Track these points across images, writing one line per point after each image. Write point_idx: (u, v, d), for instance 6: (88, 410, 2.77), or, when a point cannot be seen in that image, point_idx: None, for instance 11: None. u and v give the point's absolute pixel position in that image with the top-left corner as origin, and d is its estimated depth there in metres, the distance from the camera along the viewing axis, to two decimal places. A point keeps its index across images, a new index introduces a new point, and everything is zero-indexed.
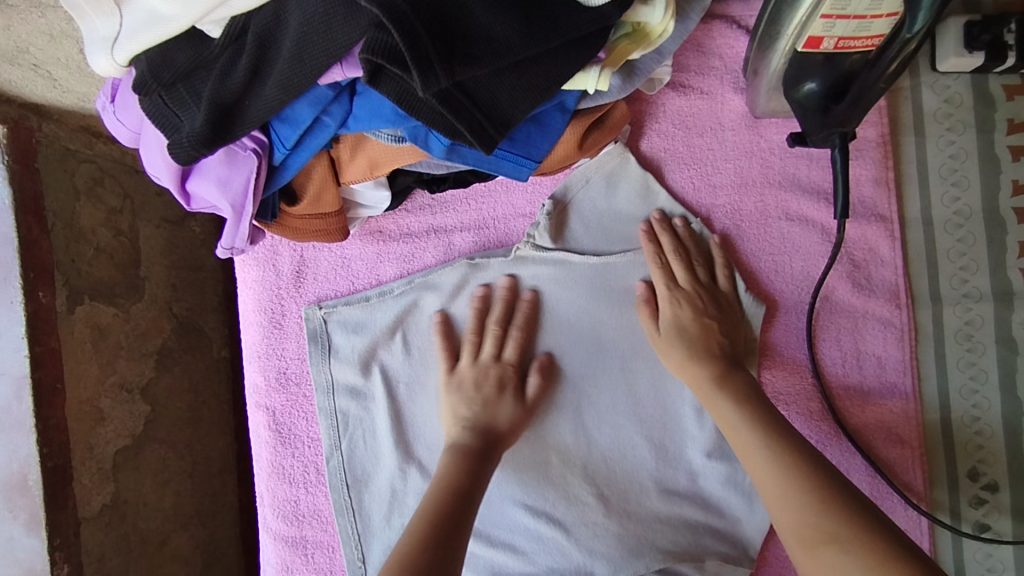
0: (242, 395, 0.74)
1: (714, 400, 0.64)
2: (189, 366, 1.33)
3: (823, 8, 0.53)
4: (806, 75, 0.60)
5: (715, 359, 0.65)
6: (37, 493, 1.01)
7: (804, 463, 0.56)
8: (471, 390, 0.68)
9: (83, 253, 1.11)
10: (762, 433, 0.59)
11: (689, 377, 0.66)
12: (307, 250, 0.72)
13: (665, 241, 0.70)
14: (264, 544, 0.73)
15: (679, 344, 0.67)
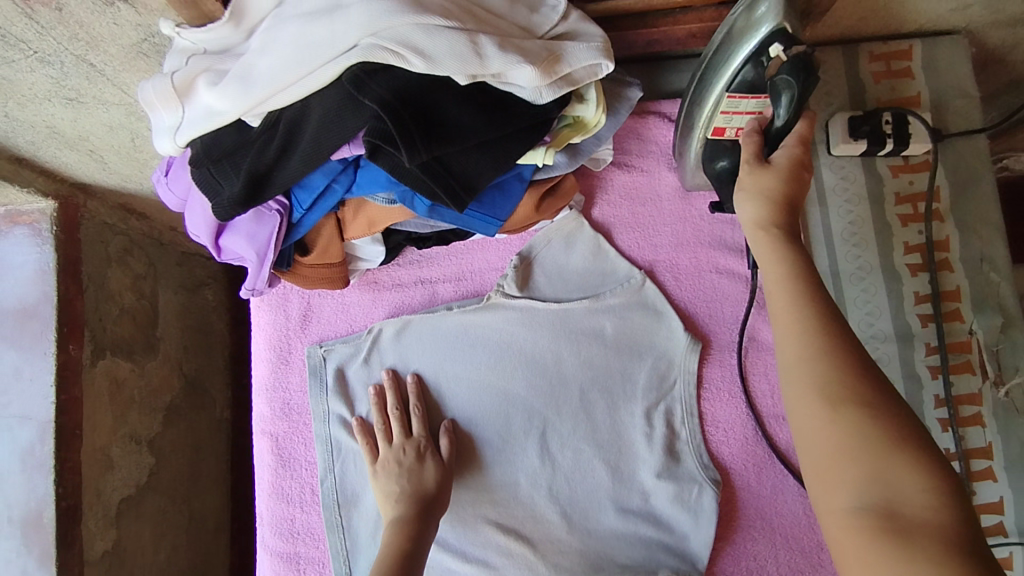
0: (250, 423, 0.85)
1: (762, 246, 0.58)
2: (194, 423, 1.56)
3: (722, 104, 0.69)
4: (715, 155, 0.75)
5: (781, 219, 0.58)
6: (50, 530, 1.09)
7: (841, 327, 0.50)
8: (394, 468, 0.78)
9: (110, 312, 1.28)
10: (800, 287, 0.53)
11: (745, 220, 0.60)
12: (313, 297, 0.86)
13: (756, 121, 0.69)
14: (261, 560, 0.82)
15: (778, 177, 0.59)
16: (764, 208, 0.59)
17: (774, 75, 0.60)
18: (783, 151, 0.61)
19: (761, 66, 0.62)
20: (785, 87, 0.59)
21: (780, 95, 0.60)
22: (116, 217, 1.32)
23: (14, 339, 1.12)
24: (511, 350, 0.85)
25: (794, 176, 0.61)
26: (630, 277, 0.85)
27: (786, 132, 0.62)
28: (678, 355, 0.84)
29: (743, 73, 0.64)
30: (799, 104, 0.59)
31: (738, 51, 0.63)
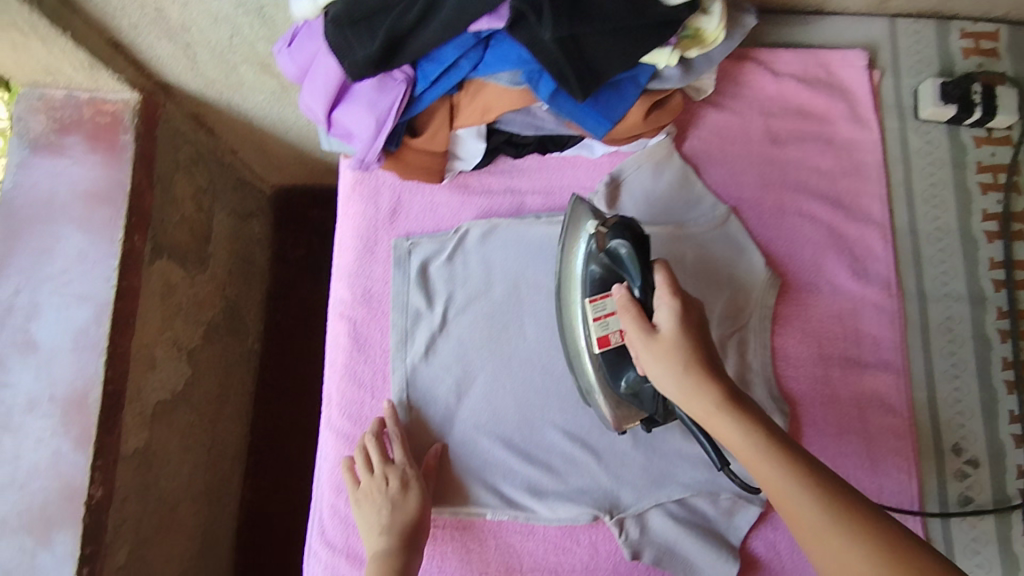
0: (328, 307, 0.86)
1: (721, 429, 0.59)
2: (226, 348, 1.56)
3: (591, 310, 0.71)
4: (612, 377, 0.72)
5: (721, 384, 0.60)
6: (93, 411, 1.07)
7: (856, 509, 0.51)
8: (377, 499, 0.76)
9: (171, 216, 1.30)
10: (796, 472, 0.54)
11: (691, 404, 0.61)
12: (404, 193, 0.87)
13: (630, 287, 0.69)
14: (324, 439, 0.84)
15: (675, 343, 0.62)
16: (688, 385, 0.61)
17: (607, 246, 0.72)
18: (665, 311, 0.64)
19: (602, 249, 0.73)
20: (621, 248, 0.69)
21: (625, 258, 0.69)
22: (187, 125, 1.34)
23: (81, 220, 1.13)
24: None
25: (684, 338, 0.63)
26: (716, 210, 0.87)
27: (647, 287, 0.67)
28: (757, 289, 0.85)
29: (589, 268, 0.74)
30: (646, 261, 0.69)
31: (581, 257, 0.75)
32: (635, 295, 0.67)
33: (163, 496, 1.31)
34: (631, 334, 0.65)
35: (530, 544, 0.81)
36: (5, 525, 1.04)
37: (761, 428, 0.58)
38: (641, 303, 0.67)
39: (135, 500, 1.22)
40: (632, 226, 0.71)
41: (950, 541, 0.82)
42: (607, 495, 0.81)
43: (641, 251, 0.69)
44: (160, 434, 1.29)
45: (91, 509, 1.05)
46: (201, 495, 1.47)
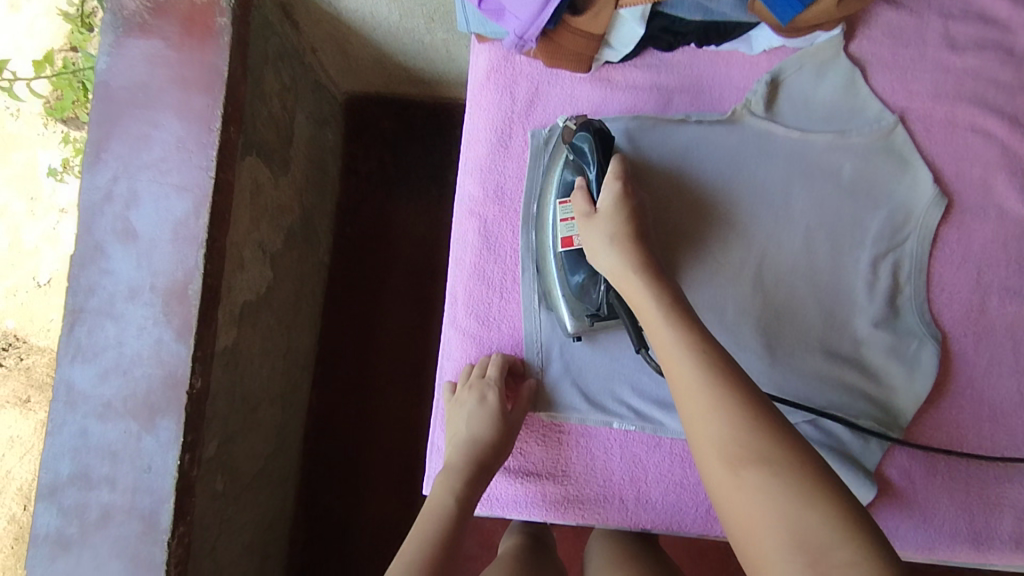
0: (456, 203, 0.82)
1: (634, 293, 0.65)
2: (301, 255, 1.53)
3: (559, 213, 0.75)
4: (569, 271, 0.74)
5: (645, 260, 0.67)
6: (194, 303, 1.06)
7: (739, 377, 0.56)
8: (462, 408, 0.76)
9: (260, 112, 1.25)
10: (689, 347, 0.59)
11: (619, 274, 0.67)
12: (542, 83, 0.81)
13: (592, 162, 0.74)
14: (449, 338, 0.81)
15: (613, 219, 0.69)
16: (622, 259, 0.67)
17: (572, 139, 0.74)
18: (607, 191, 0.70)
19: (569, 146, 0.75)
20: (584, 141, 0.72)
21: (587, 146, 0.72)
22: (277, 16, 1.28)
23: (179, 107, 1.09)
24: (740, 172, 0.80)
25: (620, 206, 0.70)
26: (884, 120, 0.79)
27: (603, 175, 0.72)
28: (919, 208, 0.79)
29: (565, 175, 0.76)
30: (605, 154, 0.73)
31: (556, 163, 0.77)
32: (590, 192, 0.73)
33: (246, 395, 1.32)
34: (578, 212, 0.73)
35: (657, 455, 0.77)
36: (111, 409, 1.04)
37: (673, 305, 0.63)
38: (592, 195, 0.72)
39: (224, 396, 1.23)
40: (597, 123, 0.73)
41: None
42: None
43: (602, 146, 0.72)
44: (245, 334, 1.28)
45: (191, 398, 1.06)
46: (276, 399, 1.49)
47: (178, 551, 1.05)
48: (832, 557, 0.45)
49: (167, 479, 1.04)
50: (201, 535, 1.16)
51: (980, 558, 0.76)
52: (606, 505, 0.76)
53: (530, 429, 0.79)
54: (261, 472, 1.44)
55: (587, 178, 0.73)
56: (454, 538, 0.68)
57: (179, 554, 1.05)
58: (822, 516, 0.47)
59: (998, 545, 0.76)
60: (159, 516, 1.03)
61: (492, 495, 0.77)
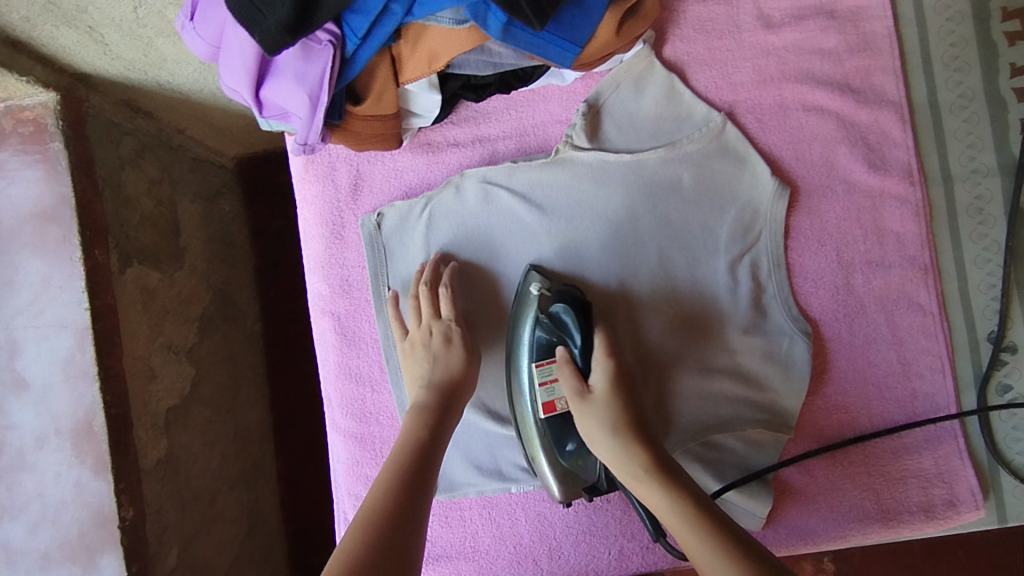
0: (308, 304, 0.79)
1: (647, 495, 0.64)
2: (224, 335, 1.49)
3: (536, 375, 0.72)
4: (559, 445, 0.72)
5: (650, 451, 0.65)
6: (102, 437, 1.04)
7: (744, 549, 0.56)
8: (420, 350, 0.73)
9: (131, 219, 1.20)
10: (690, 513, 0.60)
11: (621, 468, 0.66)
12: (362, 164, 0.78)
13: (566, 370, 0.71)
14: (333, 442, 0.79)
15: (608, 409, 0.68)
16: (620, 451, 0.66)
17: (547, 310, 0.73)
18: (598, 372, 0.70)
19: (546, 313, 0.73)
20: (561, 311, 0.71)
21: (570, 323, 0.71)
22: (122, 114, 1.22)
23: (36, 244, 1.03)
24: (581, 209, 0.78)
25: (613, 395, 0.69)
26: (713, 121, 0.77)
27: (587, 350, 0.71)
28: (764, 203, 0.77)
29: (536, 334, 0.73)
30: (589, 326, 0.72)
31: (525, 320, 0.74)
32: (578, 367, 0.71)
33: (198, 496, 1.30)
34: (569, 392, 0.71)
35: (561, 510, 0.79)
36: (50, 559, 1.03)
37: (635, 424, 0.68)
38: (583, 371, 0.71)
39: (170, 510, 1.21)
40: (573, 293, 0.73)
41: (992, 433, 0.78)
42: None
43: (583, 316, 0.72)
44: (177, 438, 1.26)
45: (126, 530, 1.04)
46: (237, 484, 1.47)
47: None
48: None
49: None
50: None
51: (895, 533, 0.77)
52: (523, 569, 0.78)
53: (431, 514, 0.79)
54: (239, 560, 1.43)
55: (569, 351, 0.72)
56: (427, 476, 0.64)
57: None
58: None
59: (908, 516, 0.77)
60: None
61: None
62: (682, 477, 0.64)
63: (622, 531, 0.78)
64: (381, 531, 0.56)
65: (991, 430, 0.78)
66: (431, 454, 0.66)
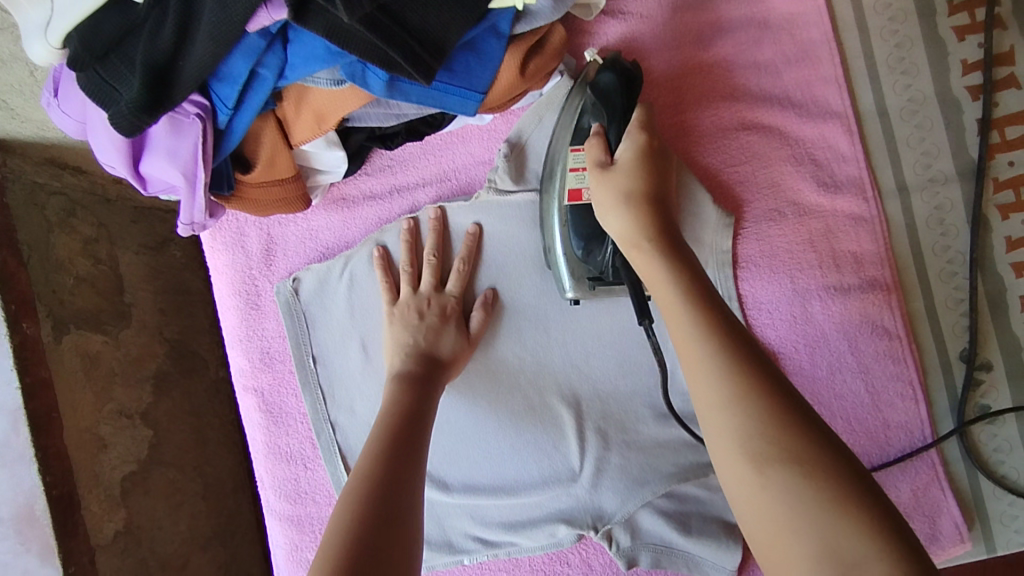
0: (229, 381, 0.74)
1: (644, 263, 0.54)
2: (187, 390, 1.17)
3: (569, 159, 0.64)
4: (573, 227, 0.64)
5: (659, 222, 0.55)
6: (47, 521, 0.89)
7: (744, 350, 0.45)
8: (412, 318, 0.68)
9: (63, 282, 0.98)
10: (696, 315, 0.48)
11: (628, 237, 0.56)
12: (273, 227, 0.72)
13: (597, 147, 0.61)
14: (270, 526, 0.74)
15: (631, 175, 0.57)
16: (631, 221, 0.56)
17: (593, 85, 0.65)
18: (626, 146, 0.60)
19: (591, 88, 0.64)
20: (609, 78, 0.63)
21: (614, 95, 0.63)
22: (46, 173, 0.99)
23: None
24: (513, 255, 0.72)
25: (646, 164, 0.59)
26: None
27: (624, 127, 0.62)
28: (708, 233, 0.71)
29: (584, 120, 0.65)
30: (628, 103, 0.63)
31: (571, 115, 0.66)
32: (608, 144, 0.61)
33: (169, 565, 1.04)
34: (591, 161, 0.60)
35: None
36: None
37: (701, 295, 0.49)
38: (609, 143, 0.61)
39: None
40: (625, 65, 0.65)
41: (975, 459, 0.72)
42: (588, 509, 0.72)
43: (627, 94, 0.64)
44: (140, 505, 1.03)
45: None
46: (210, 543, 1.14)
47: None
48: None
49: None
50: None
51: None
52: None
53: None
54: None
55: (605, 130, 0.62)
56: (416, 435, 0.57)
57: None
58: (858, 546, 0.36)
59: None
60: None
61: None
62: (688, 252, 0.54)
63: None
64: (370, 512, 0.47)
65: (973, 455, 0.72)
66: (421, 416, 0.60)
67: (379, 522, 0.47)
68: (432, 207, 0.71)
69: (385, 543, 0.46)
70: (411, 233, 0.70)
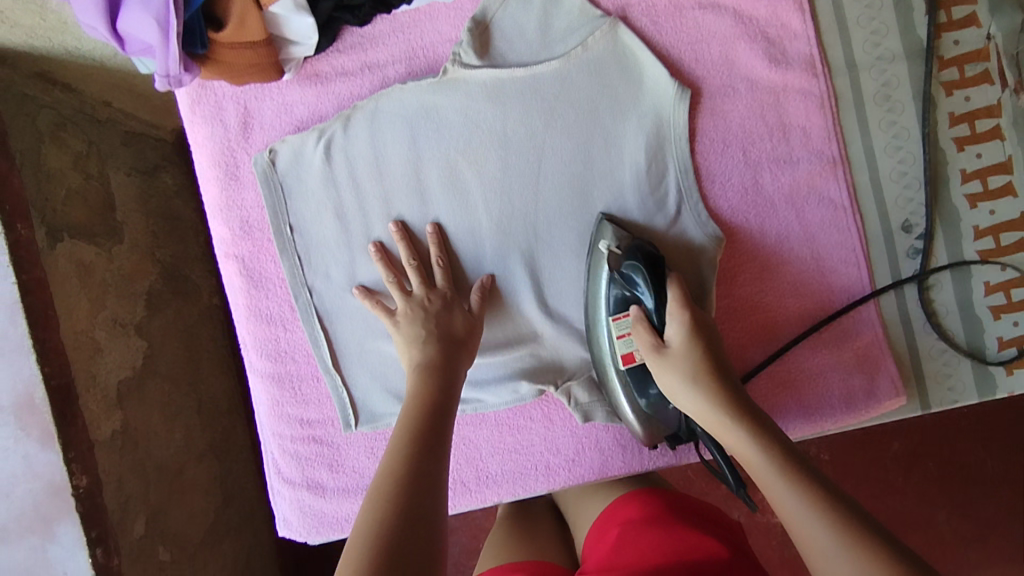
0: (211, 250, 0.78)
1: (726, 437, 0.60)
2: (180, 312, 1.24)
3: (614, 330, 0.71)
4: (638, 391, 0.71)
5: (733, 396, 0.62)
6: (47, 410, 0.90)
7: (824, 491, 0.52)
8: (420, 313, 0.72)
9: (56, 192, 1.00)
10: (778, 466, 0.55)
11: (707, 417, 0.62)
12: (250, 101, 0.76)
13: (648, 338, 0.68)
14: (253, 385, 0.79)
15: (687, 356, 0.64)
16: (704, 400, 0.62)
17: (621, 267, 0.70)
18: (673, 326, 0.66)
19: (615, 271, 0.71)
20: (634, 270, 0.69)
21: (644, 275, 0.69)
22: (35, 87, 1.03)
23: None
24: (479, 129, 0.76)
25: (692, 344, 0.65)
26: (603, 25, 0.74)
27: (663, 304, 0.68)
28: (666, 108, 0.74)
29: (611, 292, 0.72)
30: (659, 282, 0.69)
31: (598, 281, 0.73)
32: (652, 323, 0.68)
33: (163, 467, 1.10)
34: (645, 351, 0.68)
35: (484, 431, 0.79)
36: (6, 532, 0.91)
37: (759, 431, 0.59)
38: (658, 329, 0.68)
39: (132, 487, 1.02)
40: (645, 246, 0.71)
41: (910, 324, 0.78)
42: (549, 366, 0.77)
43: (657, 275, 0.69)
44: (136, 410, 1.07)
45: (82, 498, 0.92)
46: (206, 455, 1.21)
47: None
48: None
49: None
50: None
51: (818, 428, 0.78)
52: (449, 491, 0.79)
53: (355, 446, 0.79)
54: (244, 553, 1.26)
55: (640, 302, 0.70)
56: (439, 427, 0.61)
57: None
58: None
59: (830, 410, 0.77)
60: None
61: (340, 518, 0.79)
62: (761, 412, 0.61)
63: (547, 447, 0.79)
64: (395, 516, 0.49)
65: (908, 320, 0.78)
66: (444, 410, 0.64)
67: (409, 519, 0.49)
68: (387, 223, 0.76)
69: (416, 539, 0.48)
70: (382, 251, 0.75)
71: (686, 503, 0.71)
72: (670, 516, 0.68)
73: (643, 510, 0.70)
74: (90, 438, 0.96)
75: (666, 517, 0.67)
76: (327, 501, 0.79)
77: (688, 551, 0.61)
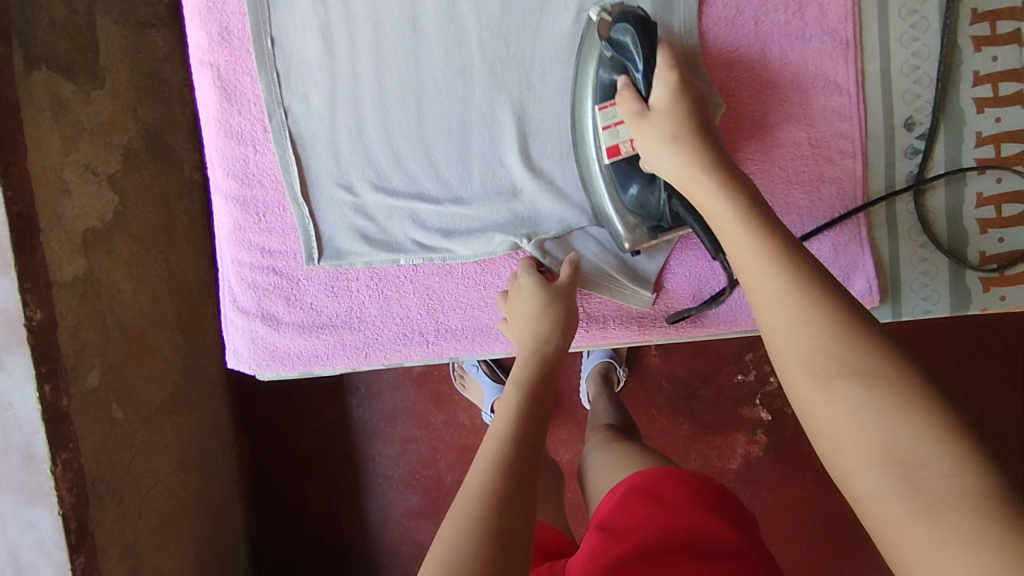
0: (186, 56, 0.73)
1: (714, 214, 0.58)
2: (161, 178, 1.19)
3: (600, 120, 0.67)
4: (620, 185, 0.69)
5: (718, 168, 0.60)
6: (4, 237, 0.81)
7: (816, 284, 0.50)
8: (514, 310, 0.71)
9: (36, 16, 0.93)
10: (772, 257, 0.52)
11: (682, 176, 0.61)
12: None
13: (633, 105, 0.64)
14: (216, 207, 0.76)
15: (672, 115, 0.62)
16: (681, 156, 0.61)
17: (610, 33, 0.66)
18: (658, 88, 0.64)
19: (609, 46, 0.67)
20: (624, 33, 0.64)
21: (633, 43, 0.64)
22: None
23: None
24: None
25: (677, 102, 0.63)
26: None
27: (652, 72, 0.64)
28: None
29: (602, 76, 0.68)
30: (652, 46, 0.65)
31: (589, 65, 0.69)
32: (639, 93, 0.65)
33: (125, 328, 1.05)
34: (628, 116, 0.65)
35: (450, 284, 0.77)
36: None
37: (781, 250, 0.53)
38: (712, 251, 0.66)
39: (91, 338, 0.96)
40: (638, 11, 0.66)
41: (896, 229, 0.75)
42: (524, 223, 0.75)
43: (647, 36, 0.64)
44: (101, 262, 1.01)
45: (34, 332, 0.83)
46: (172, 326, 1.17)
47: (72, 497, 0.87)
48: (930, 486, 0.41)
49: (31, 419, 0.84)
50: (102, 481, 0.95)
51: None
52: (406, 342, 0.77)
53: (316, 282, 0.76)
54: (202, 434, 1.23)
55: (631, 79, 0.66)
56: (529, 463, 0.56)
57: (72, 481, 0.88)
58: (920, 432, 0.43)
59: None
60: (35, 448, 0.85)
61: (292, 354, 0.78)
62: (755, 189, 0.59)
63: None
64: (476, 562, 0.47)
65: (895, 226, 0.75)
66: (533, 451, 0.57)
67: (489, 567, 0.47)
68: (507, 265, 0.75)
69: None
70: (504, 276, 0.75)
71: (709, 483, 0.66)
72: (684, 496, 0.64)
73: (654, 483, 0.66)
74: (50, 277, 0.89)
75: (681, 498, 0.64)
76: (280, 335, 0.77)
77: (709, 553, 0.59)
